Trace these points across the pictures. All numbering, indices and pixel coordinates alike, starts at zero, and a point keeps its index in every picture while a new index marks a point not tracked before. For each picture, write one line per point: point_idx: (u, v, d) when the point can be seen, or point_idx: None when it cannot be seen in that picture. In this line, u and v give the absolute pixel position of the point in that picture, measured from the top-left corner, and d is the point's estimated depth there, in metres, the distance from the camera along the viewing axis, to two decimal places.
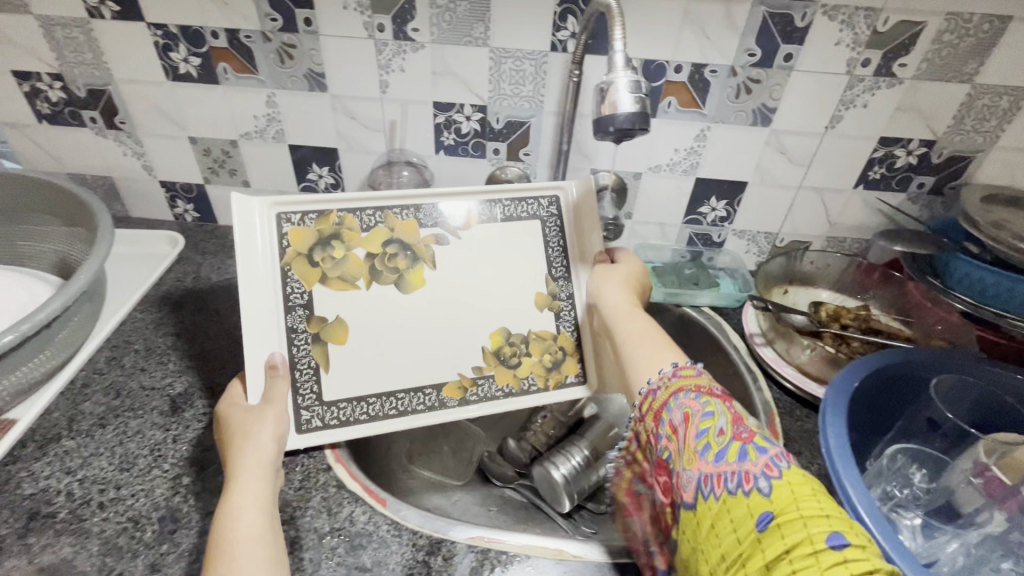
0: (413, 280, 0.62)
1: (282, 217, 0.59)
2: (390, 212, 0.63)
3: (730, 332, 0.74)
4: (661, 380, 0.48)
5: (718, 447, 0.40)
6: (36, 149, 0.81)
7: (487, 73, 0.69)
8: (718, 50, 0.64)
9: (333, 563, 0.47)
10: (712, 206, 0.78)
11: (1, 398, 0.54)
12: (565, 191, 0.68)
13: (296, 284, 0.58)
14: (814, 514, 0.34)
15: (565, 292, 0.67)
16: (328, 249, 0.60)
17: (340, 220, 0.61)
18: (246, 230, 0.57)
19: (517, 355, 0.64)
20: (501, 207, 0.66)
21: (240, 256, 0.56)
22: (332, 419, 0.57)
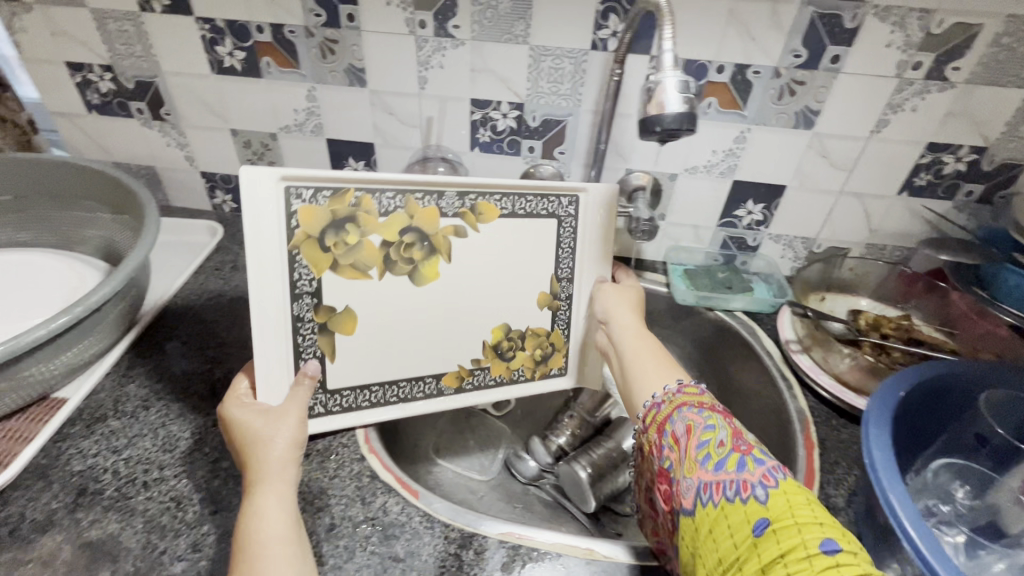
0: (428, 273, 0.59)
1: (292, 192, 0.51)
2: (411, 197, 0.56)
3: (763, 338, 0.73)
4: (665, 395, 0.50)
5: (718, 457, 0.42)
6: (85, 138, 0.84)
7: (526, 71, 0.69)
8: (763, 51, 0.63)
9: (366, 551, 0.48)
10: (749, 209, 0.77)
11: (55, 378, 0.56)
12: (588, 193, 0.63)
13: (304, 269, 0.53)
14: (808, 521, 0.36)
15: (566, 293, 0.65)
16: (341, 233, 0.54)
17: (357, 202, 0.54)
18: (256, 207, 0.50)
19: (513, 349, 0.64)
20: (523, 202, 0.61)
21: (249, 238, 0.50)
22: (334, 406, 0.57)
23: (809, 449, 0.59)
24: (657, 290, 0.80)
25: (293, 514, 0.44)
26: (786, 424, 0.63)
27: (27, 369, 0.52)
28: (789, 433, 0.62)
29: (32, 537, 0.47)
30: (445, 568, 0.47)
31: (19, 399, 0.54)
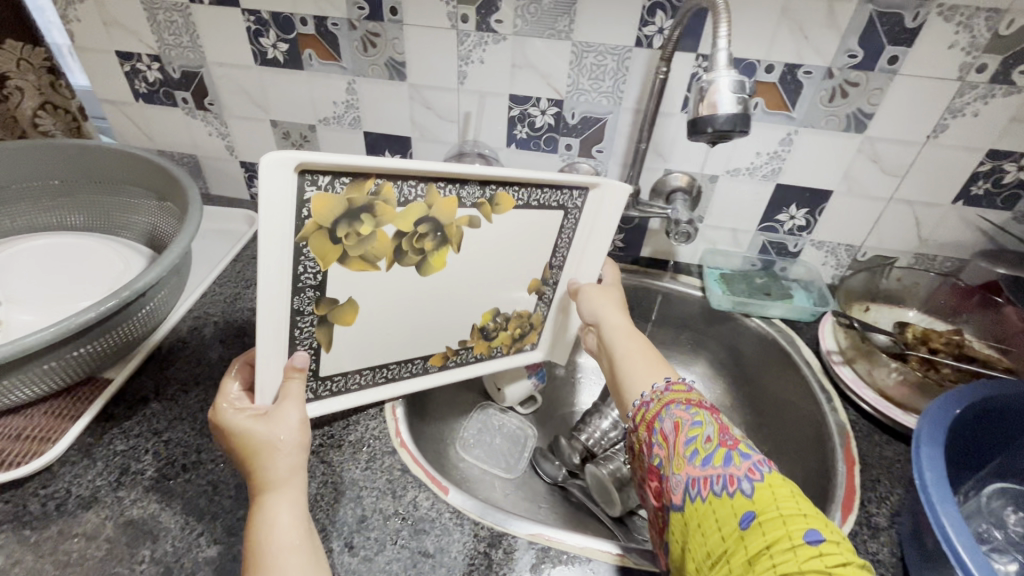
0: (435, 263, 0.54)
1: (307, 178, 0.42)
2: (432, 184, 0.49)
3: (803, 347, 0.71)
4: (654, 393, 0.49)
5: (706, 453, 0.42)
6: (131, 126, 0.86)
7: (567, 67, 0.68)
8: (816, 50, 0.61)
9: (396, 545, 0.48)
10: (791, 214, 0.75)
11: (104, 361, 0.58)
12: (599, 188, 0.60)
13: (310, 262, 0.46)
14: (793, 513, 0.37)
15: (555, 280, 0.65)
16: (355, 223, 0.47)
17: (378, 189, 0.46)
18: (268, 198, 0.41)
19: (497, 330, 0.64)
20: (539, 194, 0.57)
21: (262, 235, 0.42)
22: (325, 391, 0.55)
23: (849, 465, 0.57)
24: (691, 293, 0.80)
25: (307, 523, 0.42)
26: (825, 437, 0.61)
27: (78, 351, 0.54)
28: (828, 447, 0.60)
29: (77, 512, 0.49)
30: (474, 566, 0.47)
31: (68, 379, 0.56)
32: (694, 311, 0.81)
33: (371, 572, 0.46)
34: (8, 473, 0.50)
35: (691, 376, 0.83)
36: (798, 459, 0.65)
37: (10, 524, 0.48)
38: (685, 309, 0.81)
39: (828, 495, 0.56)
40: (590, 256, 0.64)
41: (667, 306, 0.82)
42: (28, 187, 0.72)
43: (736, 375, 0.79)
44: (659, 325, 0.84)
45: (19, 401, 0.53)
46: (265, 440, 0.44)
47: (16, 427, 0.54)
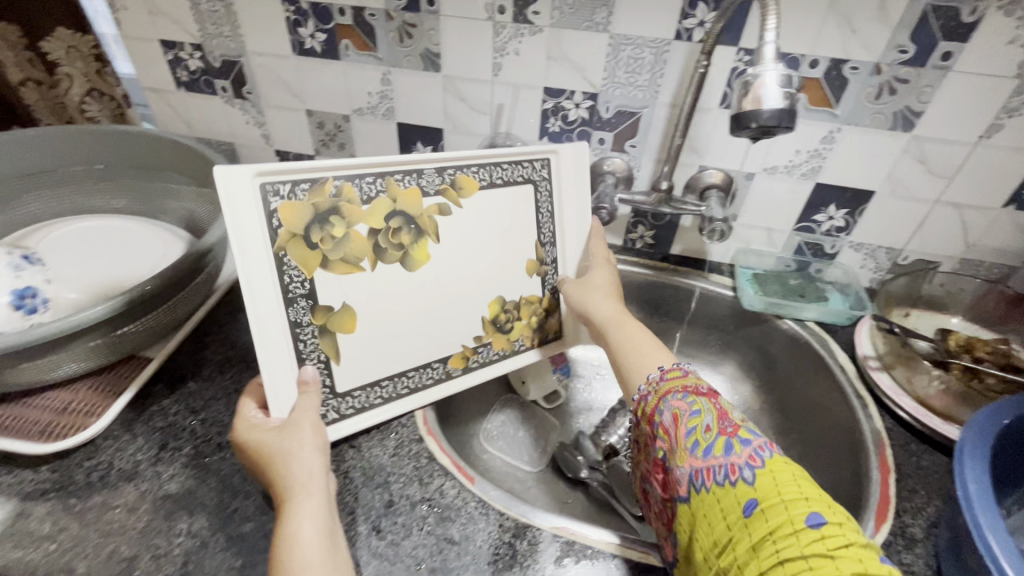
0: (418, 256, 0.56)
1: (268, 188, 0.46)
2: (391, 178, 0.53)
3: (837, 351, 0.70)
4: (650, 385, 0.49)
5: (706, 443, 0.42)
6: (172, 113, 0.88)
7: (604, 60, 0.67)
8: (864, 45, 0.59)
9: (422, 531, 0.49)
10: (830, 214, 0.73)
11: (145, 340, 0.60)
12: (559, 154, 0.65)
13: (294, 272, 0.48)
14: (794, 497, 0.37)
15: (550, 257, 0.66)
16: (326, 227, 0.50)
17: (338, 191, 0.50)
18: (235, 210, 0.45)
19: (512, 320, 0.64)
20: (500, 171, 0.61)
21: (237, 244, 0.45)
22: (348, 408, 0.54)
23: (885, 473, 0.56)
24: (722, 294, 0.78)
25: (328, 520, 0.42)
26: (859, 444, 0.60)
27: (122, 329, 0.56)
28: (863, 455, 0.59)
29: (119, 484, 0.51)
30: (499, 555, 0.47)
31: (112, 356, 0.58)
32: (724, 311, 0.80)
33: (398, 556, 0.46)
34: (56, 444, 0.52)
35: (719, 376, 0.82)
36: (830, 465, 0.63)
37: (57, 492, 0.50)
38: (715, 309, 0.80)
39: (862, 503, 0.54)
40: (571, 225, 0.67)
41: (696, 305, 0.81)
42: (74, 171, 0.75)
43: (766, 377, 0.78)
44: (687, 324, 0.83)
45: (66, 375, 0.55)
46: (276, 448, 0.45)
47: (62, 401, 0.56)
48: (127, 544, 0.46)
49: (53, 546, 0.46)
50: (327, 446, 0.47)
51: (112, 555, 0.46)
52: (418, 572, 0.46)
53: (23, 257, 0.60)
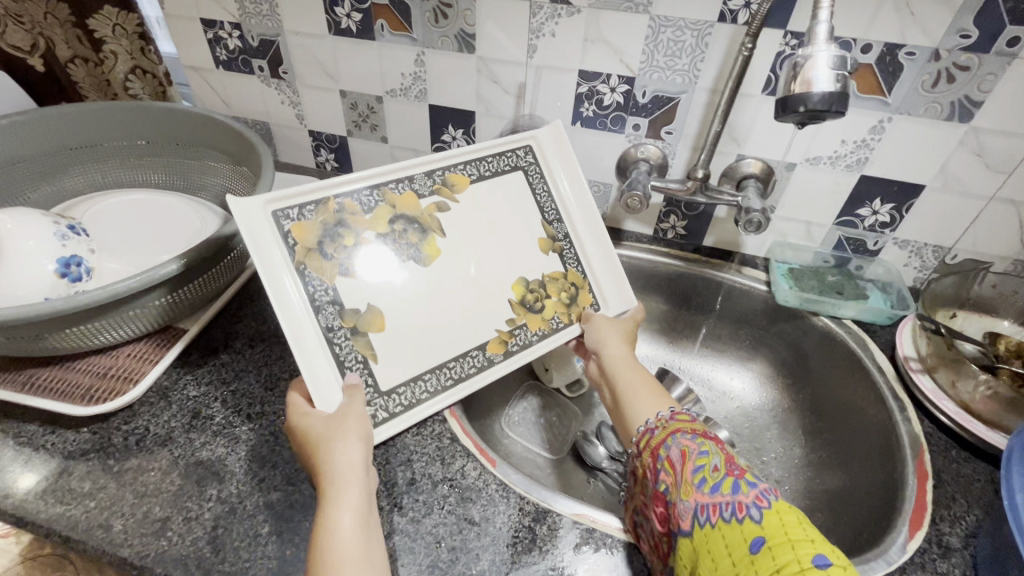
0: (429, 251, 0.57)
1: (280, 215, 0.50)
2: (386, 188, 0.56)
3: (875, 351, 0.67)
4: (659, 421, 0.50)
5: (713, 481, 0.42)
6: (210, 91, 0.90)
7: (643, 43, 0.65)
8: (923, 29, 0.55)
9: (443, 510, 0.49)
10: (875, 209, 0.70)
11: (178, 311, 0.61)
12: (537, 138, 0.66)
13: (315, 282, 0.50)
14: (801, 538, 0.37)
15: (562, 232, 0.65)
16: (336, 238, 0.52)
17: (341, 206, 0.53)
18: (255, 239, 0.47)
19: (540, 299, 0.62)
20: (486, 164, 0.62)
21: (258, 260, 0.47)
22: (396, 406, 0.52)
23: (921, 480, 0.54)
24: (756, 288, 0.76)
25: (366, 515, 0.42)
26: (895, 449, 0.58)
27: (159, 300, 0.57)
28: (898, 459, 0.56)
29: (154, 448, 0.53)
30: (518, 539, 0.47)
31: (149, 325, 0.60)
32: (757, 306, 0.77)
33: (418, 533, 0.47)
34: (97, 407, 0.54)
35: (749, 373, 0.80)
36: (861, 468, 0.61)
37: (96, 453, 0.52)
38: (748, 303, 0.78)
39: (895, 509, 0.52)
40: (572, 198, 0.67)
41: (728, 298, 0.79)
42: (117, 146, 0.77)
43: (799, 376, 0.75)
44: (717, 318, 0.81)
45: (105, 343, 0.58)
46: (321, 439, 0.45)
47: (103, 366, 0.58)
48: (160, 505, 0.48)
49: (92, 503, 0.48)
50: (369, 438, 0.47)
51: (146, 515, 0.47)
52: (438, 550, 0.46)
53: (68, 228, 0.58)
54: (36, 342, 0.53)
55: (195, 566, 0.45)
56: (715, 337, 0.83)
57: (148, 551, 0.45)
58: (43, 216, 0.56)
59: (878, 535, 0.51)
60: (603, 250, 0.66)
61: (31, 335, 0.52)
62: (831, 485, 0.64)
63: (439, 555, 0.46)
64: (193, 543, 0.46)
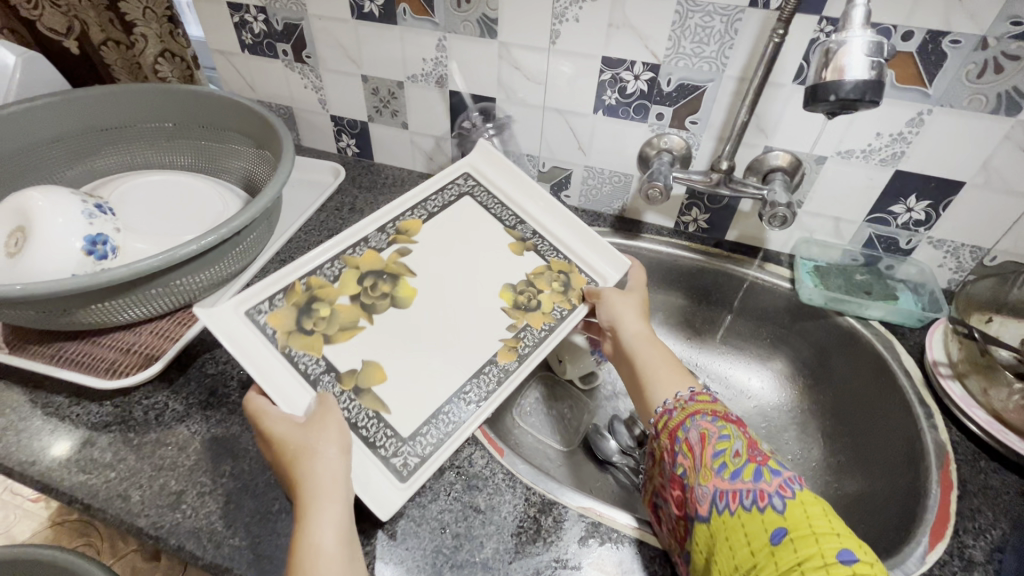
0: (405, 294, 0.58)
1: (252, 312, 0.53)
2: (346, 255, 0.60)
3: (903, 354, 0.64)
4: (678, 401, 0.51)
5: (735, 467, 0.43)
6: (235, 75, 0.90)
7: (669, 29, 0.63)
8: (971, 15, 0.52)
9: (449, 497, 0.49)
10: (909, 206, 0.67)
11: (198, 291, 0.62)
12: (474, 163, 0.70)
13: (304, 357, 0.52)
14: (826, 531, 0.38)
15: (528, 230, 0.66)
16: (312, 313, 0.55)
17: (307, 285, 0.56)
18: (237, 341, 0.50)
19: (533, 297, 0.61)
20: (431, 203, 0.66)
21: (241, 358, 0.49)
22: (426, 446, 0.49)
23: (946, 491, 0.51)
24: (779, 286, 0.74)
25: (348, 533, 0.41)
26: (918, 456, 0.55)
27: (179, 280, 0.58)
28: (921, 467, 0.54)
29: (172, 423, 0.54)
30: (523, 529, 0.47)
31: (170, 303, 0.61)
32: (779, 304, 0.75)
33: (424, 518, 0.47)
34: (118, 381, 0.55)
35: (768, 372, 0.78)
36: (881, 473, 0.59)
37: (118, 426, 0.54)
38: (770, 300, 0.75)
39: (914, 518, 0.51)
40: (528, 199, 0.67)
41: (750, 295, 0.77)
42: (147, 128, 0.78)
43: (820, 377, 0.73)
44: (738, 315, 0.79)
45: (129, 319, 0.59)
46: (299, 446, 0.44)
47: (126, 342, 0.60)
48: (176, 478, 0.50)
49: (112, 473, 0.50)
50: (351, 446, 0.46)
51: (162, 488, 0.49)
52: (443, 536, 0.46)
53: (96, 207, 0.59)
54: (64, 317, 0.55)
55: (208, 540, 0.46)
56: (733, 334, 0.81)
57: (164, 522, 0.47)
58: (72, 195, 0.58)
59: (893, 543, 0.50)
60: (578, 231, 0.65)
61: (58, 310, 0.53)
62: (849, 490, 0.62)
63: (444, 541, 0.46)
64: (206, 516, 0.47)
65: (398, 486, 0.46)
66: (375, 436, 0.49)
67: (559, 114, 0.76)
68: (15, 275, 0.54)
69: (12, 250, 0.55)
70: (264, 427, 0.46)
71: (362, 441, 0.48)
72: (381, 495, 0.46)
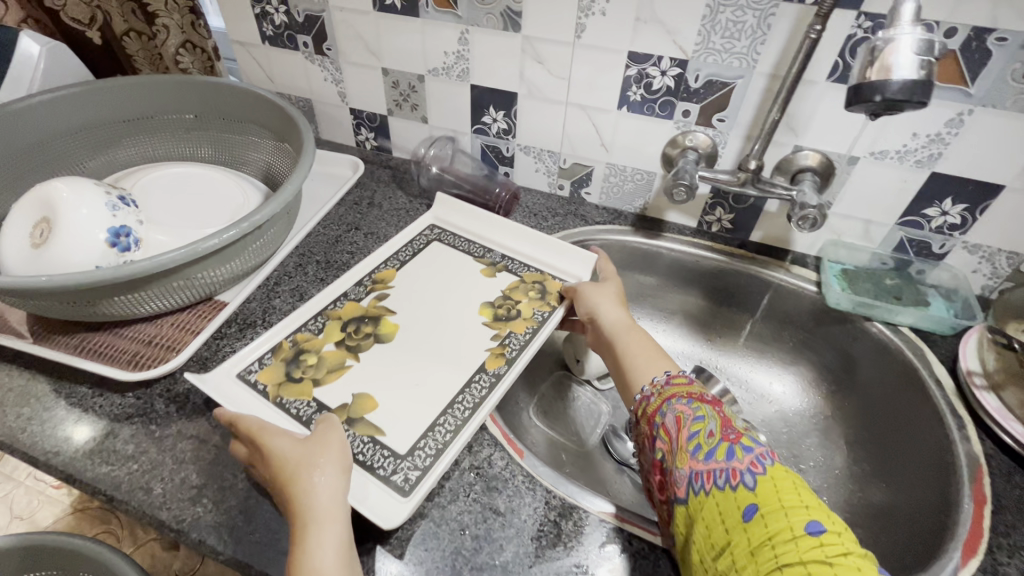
0: (386, 329, 0.63)
1: (243, 373, 0.56)
2: (327, 310, 0.64)
3: (935, 362, 0.62)
4: (654, 387, 0.51)
5: (709, 448, 0.44)
6: (256, 67, 0.90)
7: (699, 24, 0.62)
8: (1019, 12, 0.50)
9: (469, 498, 0.49)
10: (945, 210, 0.64)
11: (219, 283, 0.62)
12: (438, 215, 0.79)
13: (295, 404, 0.54)
14: (794, 505, 0.38)
15: (497, 257, 0.73)
16: (300, 364, 0.58)
17: (294, 341, 0.60)
18: (230, 399, 0.53)
19: (511, 307, 0.66)
20: (402, 252, 0.73)
21: (235, 407, 0.52)
22: (424, 458, 0.49)
23: (979, 505, 0.50)
24: (805, 290, 0.72)
25: (348, 553, 0.41)
26: (950, 468, 0.54)
27: (201, 274, 0.59)
28: (952, 479, 0.53)
29: (192, 416, 0.54)
30: (543, 533, 0.46)
31: (190, 296, 0.61)
32: (803, 308, 0.73)
33: (443, 520, 0.47)
34: (142, 373, 0.56)
35: (790, 377, 0.76)
36: (909, 484, 0.58)
37: (140, 418, 0.54)
38: (795, 303, 0.74)
39: (945, 532, 0.49)
40: (494, 234, 0.76)
41: (773, 298, 0.75)
42: (167, 119, 0.79)
43: (846, 383, 0.71)
44: (760, 318, 0.78)
45: (151, 312, 0.59)
46: (303, 463, 0.44)
47: (148, 334, 0.60)
48: (197, 472, 0.50)
49: (135, 466, 0.50)
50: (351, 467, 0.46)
51: (183, 481, 0.49)
52: (462, 537, 0.46)
53: (119, 199, 0.59)
54: (88, 308, 0.55)
55: (228, 534, 0.46)
56: (755, 337, 0.79)
57: (185, 516, 0.47)
58: (96, 186, 0.58)
59: (923, 558, 0.48)
60: (541, 243, 0.73)
61: (82, 301, 0.54)
62: (874, 500, 0.60)
63: (463, 542, 0.46)
64: (226, 511, 0.47)
65: (401, 499, 0.46)
66: (372, 458, 0.49)
67: (582, 110, 0.74)
68: (41, 267, 0.54)
69: (37, 241, 0.55)
70: (261, 442, 0.45)
71: (360, 465, 0.49)
72: (386, 508, 0.46)
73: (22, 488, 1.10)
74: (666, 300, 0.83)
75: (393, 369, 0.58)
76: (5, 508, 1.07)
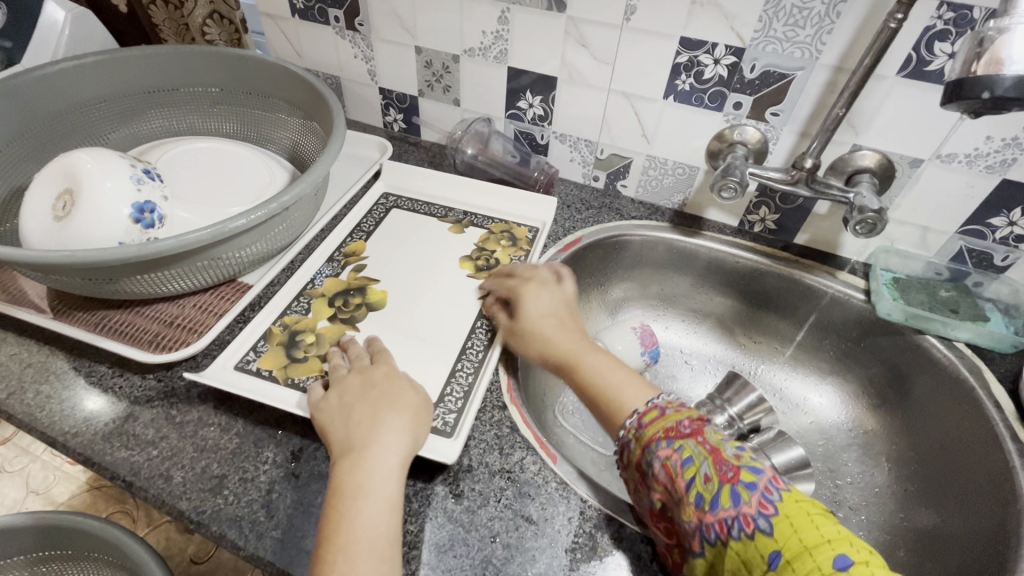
0: (376, 296, 0.63)
1: (241, 364, 0.54)
2: (308, 291, 0.63)
3: (994, 383, 0.58)
4: (630, 430, 0.46)
5: (710, 495, 0.40)
6: (284, 41, 0.87)
7: (761, 9, 0.57)
8: None
9: (500, 504, 0.46)
10: (1011, 220, 0.61)
11: (243, 264, 0.60)
12: (387, 186, 0.79)
13: (309, 380, 0.53)
14: (817, 543, 0.36)
15: (456, 213, 0.75)
16: (298, 345, 0.57)
17: (284, 327, 0.59)
18: (239, 387, 0.52)
19: (488, 257, 0.69)
20: (365, 224, 0.73)
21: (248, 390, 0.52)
22: (457, 402, 0.52)
23: None
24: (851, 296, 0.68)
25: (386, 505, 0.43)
26: (1010, 499, 0.50)
27: (224, 254, 0.56)
28: (1014, 511, 0.50)
29: (214, 402, 0.52)
30: (578, 545, 0.44)
31: (213, 277, 0.59)
32: (848, 318, 0.70)
33: (473, 525, 0.45)
34: (165, 356, 0.54)
35: (827, 387, 0.73)
36: (961, 511, 0.55)
37: (161, 401, 0.52)
38: (840, 311, 0.70)
39: (1006, 567, 0.46)
40: (456, 196, 0.77)
41: (815, 304, 0.72)
42: (192, 92, 0.76)
43: (889, 397, 0.68)
44: (799, 325, 0.74)
45: (172, 291, 0.57)
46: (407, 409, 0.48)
47: (170, 314, 0.58)
48: (218, 462, 0.48)
49: (155, 451, 0.48)
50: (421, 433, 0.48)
51: (204, 471, 0.47)
52: (492, 546, 0.44)
53: (144, 172, 0.57)
54: (110, 286, 0.53)
55: (249, 529, 0.44)
56: (792, 345, 0.76)
57: (206, 507, 0.45)
58: (121, 159, 0.56)
59: None
60: (497, 195, 0.77)
61: (104, 278, 0.52)
62: (920, 524, 0.58)
63: (493, 551, 0.44)
64: (248, 505, 0.45)
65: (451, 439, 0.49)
66: None
67: (625, 98, 0.70)
68: (64, 239, 0.52)
69: (60, 214, 0.53)
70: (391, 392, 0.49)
71: None
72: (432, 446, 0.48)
73: (39, 463, 1.10)
74: (699, 302, 0.80)
75: (412, 349, 0.57)
76: (21, 481, 1.08)
